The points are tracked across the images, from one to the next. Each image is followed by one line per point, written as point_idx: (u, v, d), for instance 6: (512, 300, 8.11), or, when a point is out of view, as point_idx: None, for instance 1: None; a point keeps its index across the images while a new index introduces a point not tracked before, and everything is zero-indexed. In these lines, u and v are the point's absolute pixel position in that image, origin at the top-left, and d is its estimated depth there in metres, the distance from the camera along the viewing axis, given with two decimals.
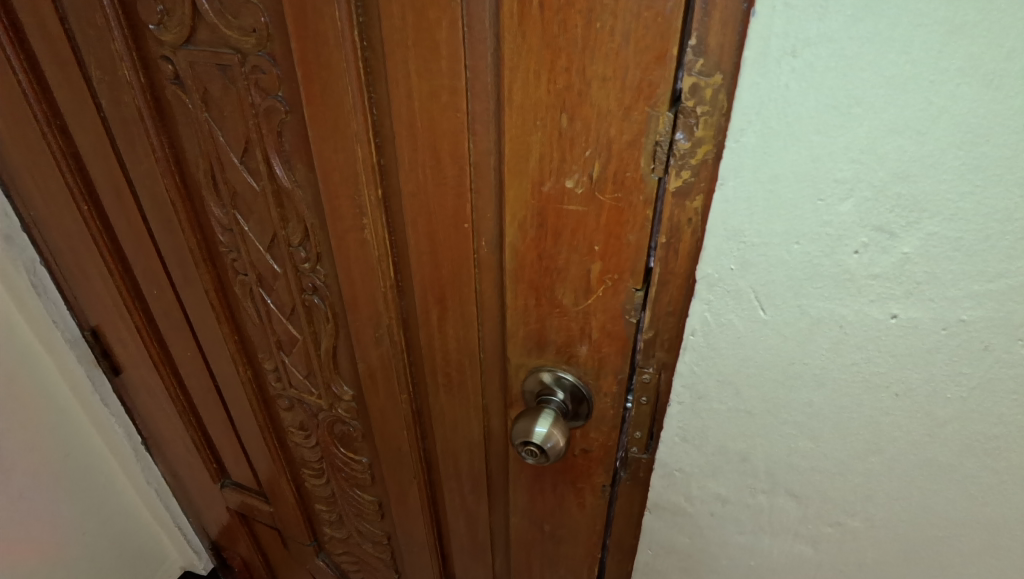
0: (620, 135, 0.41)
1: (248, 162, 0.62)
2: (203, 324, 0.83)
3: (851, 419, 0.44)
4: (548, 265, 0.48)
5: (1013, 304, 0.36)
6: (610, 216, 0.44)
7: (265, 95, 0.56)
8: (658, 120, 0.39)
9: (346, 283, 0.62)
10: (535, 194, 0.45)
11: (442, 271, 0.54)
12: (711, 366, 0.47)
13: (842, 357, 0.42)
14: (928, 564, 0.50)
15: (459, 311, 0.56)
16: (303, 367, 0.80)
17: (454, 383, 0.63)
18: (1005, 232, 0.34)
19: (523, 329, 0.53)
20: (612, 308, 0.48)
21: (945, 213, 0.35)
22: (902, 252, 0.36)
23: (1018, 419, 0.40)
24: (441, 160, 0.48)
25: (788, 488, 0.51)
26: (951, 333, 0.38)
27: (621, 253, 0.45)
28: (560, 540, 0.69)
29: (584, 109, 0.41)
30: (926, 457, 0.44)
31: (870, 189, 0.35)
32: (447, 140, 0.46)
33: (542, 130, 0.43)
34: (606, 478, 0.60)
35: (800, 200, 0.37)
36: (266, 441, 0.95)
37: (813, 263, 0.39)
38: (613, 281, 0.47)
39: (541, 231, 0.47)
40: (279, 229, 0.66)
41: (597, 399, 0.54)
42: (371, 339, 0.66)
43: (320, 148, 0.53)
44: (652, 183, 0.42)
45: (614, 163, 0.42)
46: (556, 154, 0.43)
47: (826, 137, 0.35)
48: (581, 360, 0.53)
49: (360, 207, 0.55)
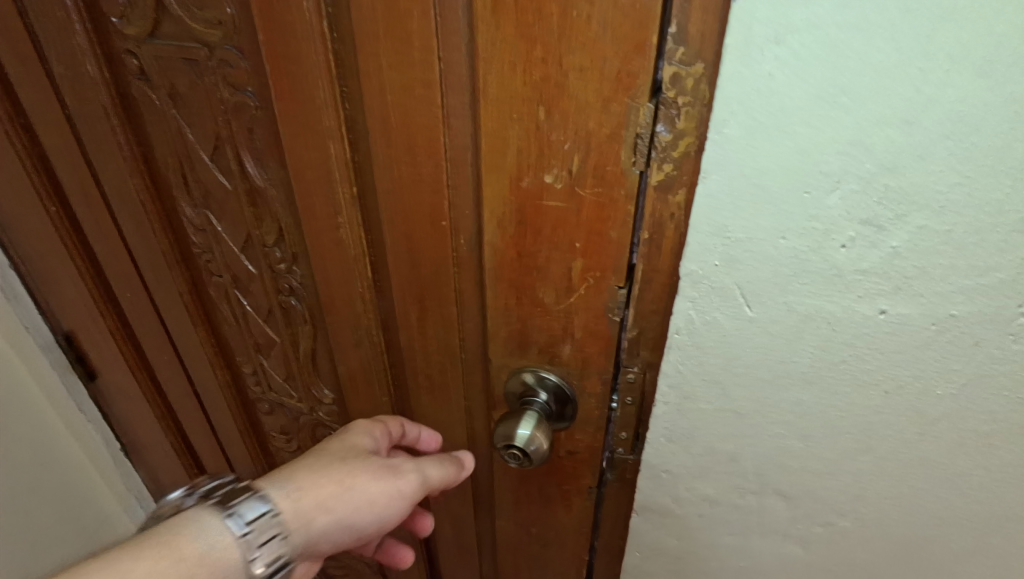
0: (600, 127, 0.39)
1: (219, 160, 0.60)
2: (178, 326, 0.80)
3: (840, 418, 0.43)
4: (528, 265, 0.47)
5: (1003, 297, 0.35)
6: (590, 212, 0.43)
7: (234, 89, 0.54)
8: (637, 112, 0.38)
9: (323, 285, 0.60)
10: (514, 190, 0.44)
11: (420, 273, 0.53)
12: (696, 366, 0.45)
13: (830, 355, 0.41)
14: (918, 562, 0.49)
15: (439, 312, 0.55)
16: (282, 371, 0.78)
17: (436, 387, 0.61)
18: (996, 225, 0.33)
19: (505, 330, 0.52)
20: (595, 307, 0.48)
21: (933, 207, 0.33)
22: (890, 246, 0.35)
23: (1009, 416, 0.39)
24: (417, 157, 0.46)
25: (776, 488, 0.50)
26: (941, 329, 0.37)
27: (604, 251, 0.44)
28: (547, 542, 0.68)
29: (562, 102, 0.39)
30: (916, 455, 0.43)
31: (857, 181, 0.34)
32: (421, 135, 0.45)
33: (520, 125, 0.41)
34: (593, 481, 0.59)
35: (786, 195, 0.36)
36: (246, 443, 0.93)
37: (800, 259, 0.38)
38: (595, 280, 0.46)
39: (521, 228, 0.45)
40: (253, 229, 0.64)
41: (582, 400, 0.53)
42: (351, 342, 0.64)
43: (291, 146, 0.51)
44: (634, 177, 0.41)
45: (593, 156, 0.41)
46: (534, 148, 0.42)
47: (811, 129, 0.33)
48: (564, 361, 0.52)
49: (335, 206, 0.53)
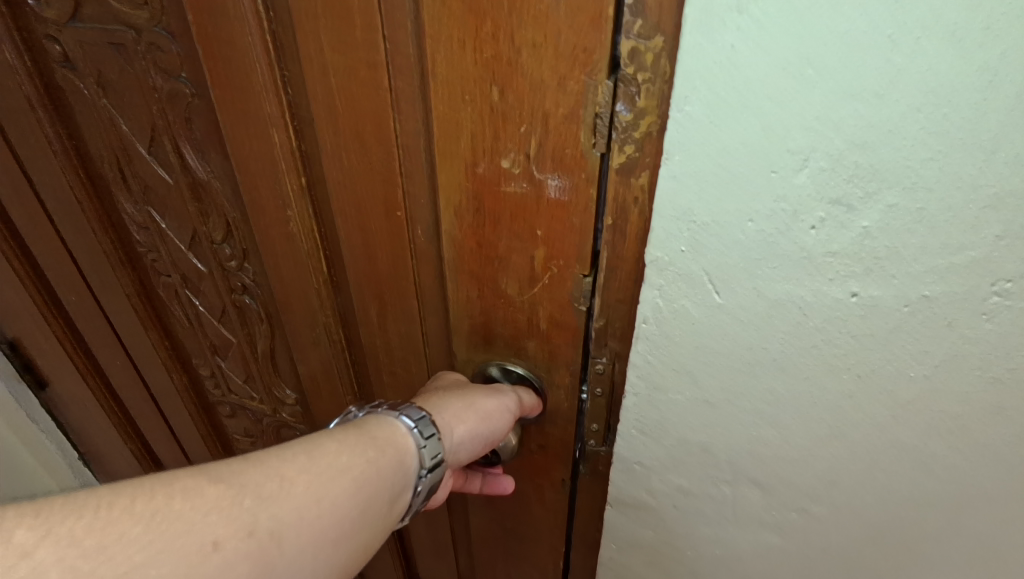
0: (557, 107, 0.37)
1: (157, 152, 0.56)
2: (127, 330, 0.76)
3: (812, 404, 0.42)
4: (488, 255, 0.45)
5: (976, 277, 0.34)
6: (550, 198, 0.41)
7: (166, 76, 0.50)
8: (595, 90, 0.36)
9: (276, 283, 0.57)
10: (470, 176, 0.42)
11: (377, 266, 0.50)
12: (664, 356, 0.44)
13: (801, 341, 0.39)
14: (892, 545, 0.49)
15: (399, 306, 0.52)
16: (241, 372, 0.75)
17: (401, 383, 0.59)
18: (968, 201, 0.31)
19: (468, 323, 0.50)
20: (560, 297, 0.46)
21: (904, 183, 0.32)
22: (860, 225, 0.34)
23: (983, 397, 0.38)
24: (367, 144, 0.43)
25: (750, 476, 0.49)
26: (912, 311, 0.36)
27: (566, 239, 0.42)
28: (523, 536, 0.67)
29: (515, 81, 0.37)
30: (890, 439, 0.42)
31: (825, 159, 0.32)
32: (368, 121, 0.42)
33: (472, 107, 0.39)
34: (566, 473, 0.58)
35: (752, 175, 0.34)
36: (208, 447, 0.89)
37: (768, 243, 0.36)
38: (558, 269, 0.44)
39: (479, 217, 0.43)
40: (199, 226, 0.60)
41: (551, 391, 0.52)
42: (309, 341, 0.61)
43: (232, 135, 0.47)
44: (594, 160, 0.38)
45: (551, 139, 0.38)
46: (489, 132, 0.39)
47: (776, 104, 0.31)
48: (531, 354, 0.50)
49: (282, 199, 0.50)
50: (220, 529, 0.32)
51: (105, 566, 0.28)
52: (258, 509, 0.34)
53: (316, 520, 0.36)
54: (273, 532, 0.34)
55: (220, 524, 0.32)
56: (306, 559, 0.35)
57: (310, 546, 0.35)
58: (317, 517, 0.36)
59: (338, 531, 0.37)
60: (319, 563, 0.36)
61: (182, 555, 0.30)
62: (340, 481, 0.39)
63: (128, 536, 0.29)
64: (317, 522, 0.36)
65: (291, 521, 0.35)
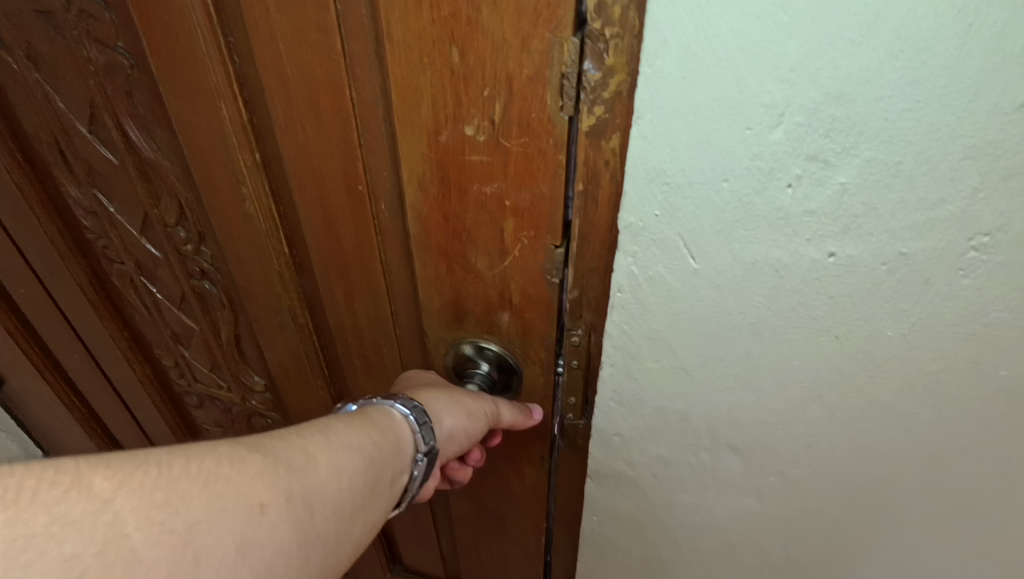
0: (520, 68, 0.35)
1: (98, 131, 0.53)
2: (83, 321, 0.72)
3: (790, 368, 0.42)
4: (456, 228, 0.43)
5: (954, 232, 0.33)
6: (518, 165, 0.39)
7: (102, 47, 0.46)
8: (561, 48, 0.33)
9: (236, 266, 0.54)
10: (432, 145, 0.39)
11: (341, 245, 0.48)
12: (641, 325, 0.43)
13: (779, 304, 0.38)
14: (869, 504, 0.49)
15: (366, 286, 0.50)
16: (206, 361, 0.72)
17: (372, 365, 0.58)
18: (947, 153, 0.31)
19: (438, 301, 0.48)
20: (532, 270, 0.44)
21: (882, 136, 0.31)
22: (837, 182, 0.33)
23: (958, 353, 0.38)
24: (322, 114, 0.41)
25: (729, 443, 0.48)
26: (890, 269, 0.35)
27: (536, 208, 0.40)
28: (505, 516, 0.66)
29: (476, 41, 0.34)
30: (867, 399, 0.42)
31: (801, 113, 0.31)
32: (322, 89, 0.39)
33: (431, 70, 0.36)
34: (545, 449, 0.57)
35: (725, 133, 0.32)
36: (178, 439, 0.87)
37: (743, 203, 0.35)
38: (529, 240, 0.42)
39: (444, 187, 0.41)
40: (150, 209, 0.57)
41: (526, 368, 0.50)
42: (275, 326, 0.59)
43: (177, 109, 0.44)
44: (563, 124, 0.36)
45: (516, 104, 0.36)
46: (450, 96, 0.37)
47: (750, 55, 0.30)
48: (504, 330, 0.48)
49: (236, 176, 0.47)
50: (265, 494, 0.33)
51: (172, 518, 0.29)
52: (295, 478, 0.36)
53: (339, 491, 0.38)
54: (305, 500, 0.35)
55: (262, 490, 0.34)
56: (332, 525, 0.37)
57: (335, 517, 0.37)
58: (337, 494, 0.38)
59: (356, 504, 0.39)
60: (342, 532, 0.38)
61: (238, 516, 0.32)
62: (353, 458, 0.40)
63: (187, 494, 0.31)
64: (341, 496, 0.38)
65: (319, 491, 0.36)
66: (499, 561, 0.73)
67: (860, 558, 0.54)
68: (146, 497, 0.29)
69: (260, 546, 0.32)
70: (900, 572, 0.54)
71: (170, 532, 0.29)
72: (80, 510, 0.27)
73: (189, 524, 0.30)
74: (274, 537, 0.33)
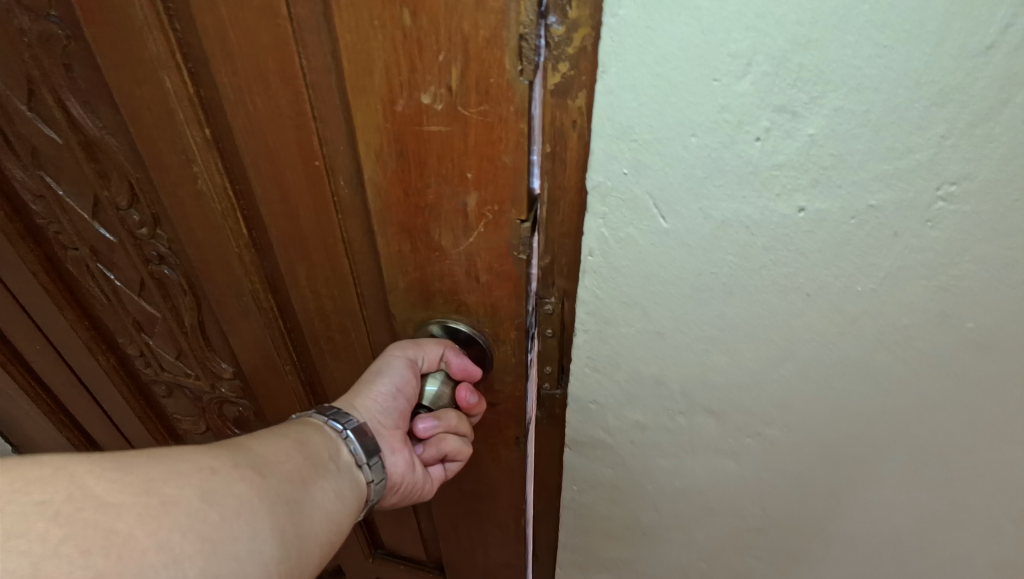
0: (477, 29, 0.32)
1: (39, 109, 0.50)
2: (40, 310, 0.70)
3: (763, 328, 0.42)
4: (417, 204, 0.40)
5: (922, 182, 0.33)
6: (478, 135, 0.36)
7: (34, 16, 0.43)
8: (518, 8, 0.31)
9: (191, 246, 0.53)
10: (388, 115, 0.36)
11: (300, 222, 0.46)
12: (613, 289, 0.42)
13: (750, 263, 0.38)
14: (842, 460, 0.50)
15: (328, 267, 0.49)
16: (172, 349, 0.70)
17: (341, 350, 0.56)
18: (914, 100, 0.30)
19: (403, 282, 0.45)
20: (499, 247, 0.41)
21: (849, 84, 0.30)
22: (806, 134, 0.32)
23: (926, 306, 0.38)
24: (269, 82, 0.38)
25: (705, 406, 0.48)
26: (860, 223, 0.35)
27: (499, 179, 0.38)
28: (483, 497, 0.63)
29: (427, 1, 0.32)
30: (839, 355, 0.42)
31: (768, 62, 0.30)
32: (266, 56, 0.37)
33: (381, 33, 0.33)
34: (519, 431, 0.54)
35: (692, 85, 0.32)
36: (149, 429, 0.85)
37: (712, 158, 0.34)
38: (494, 215, 0.40)
39: (403, 162, 0.38)
40: (100, 190, 0.54)
41: (497, 347, 0.47)
42: (238, 310, 0.57)
43: (117, 81, 0.42)
44: (523, 88, 0.34)
45: (474, 69, 0.33)
46: (404, 63, 0.34)
47: (715, 1, 0.29)
48: (472, 309, 0.46)
49: (186, 153, 0.45)
50: (212, 460, 0.36)
51: (129, 478, 0.32)
52: (236, 453, 0.39)
53: (282, 461, 0.41)
54: (253, 465, 0.38)
55: (209, 458, 0.37)
56: (287, 486, 0.40)
57: (286, 479, 0.40)
58: (281, 465, 0.41)
59: (305, 473, 0.42)
60: (296, 494, 0.40)
61: (192, 474, 0.34)
62: (284, 442, 0.43)
63: (136, 464, 0.33)
64: (284, 465, 0.41)
65: (262, 461, 0.40)
66: (478, 545, 0.70)
67: (835, 514, 0.55)
68: (98, 465, 0.32)
69: (222, 495, 0.35)
70: (873, 525, 0.55)
71: (130, 487, 0.31)
72: (36, 471, 0.29)
73: (146, 481, 0.32)
74: (233, 490, 0.36)
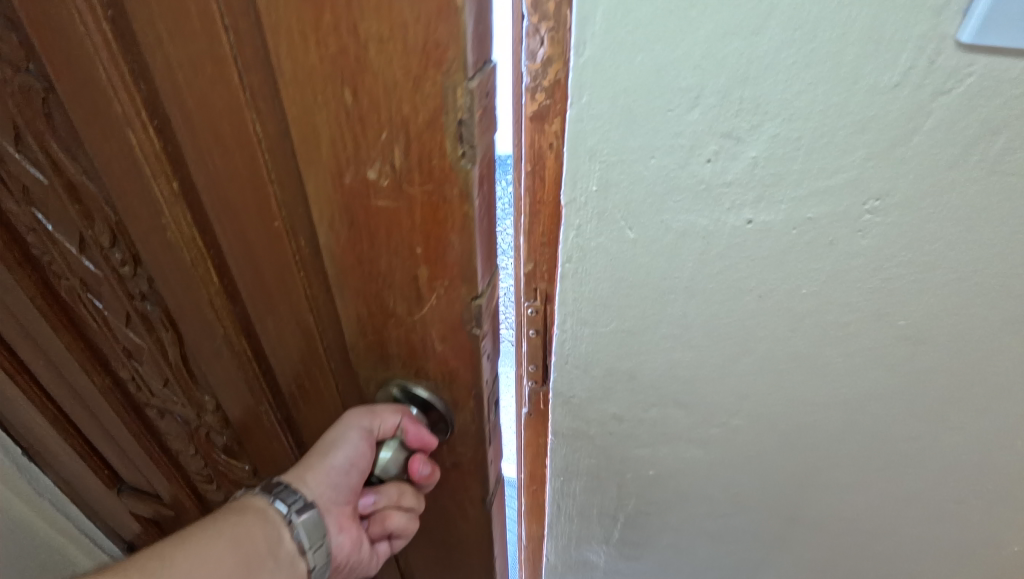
0: (415, 114, 0.35)
1: (27, 153, 0.53)
2: (35, 333, 0.72)
3: (723, 325, 0.46)
4: (370, 269, 0.45)
5: (850, 199, 0.38)
6: (423, 212, 0.40)
7: (16, 69, 0.46)
8: (454, 96, 0.34)
9: (167, 286, 0.56)
10: (339, 186, 0.40)
11: (264, 275, 0.50)
12: (588, 292, 0.47)
13: (709, 267, 0.43)
14: (801, 446, 0.54)
15: (293, 316, 0.52)
16: (159, 377, 0.72)
17: (310, 390, 0.60)
18: (839, 128, 0.35)
19: (364, 338, 0.50)
20: (449, 313, 0.45)
21: (783, 115, 0.35)
22: (749, 156, 0.37)
23: (864, 306, 0.43)
24: (233, 149, 0.42)
25: (675, 398, 0.53)
26: (801, 232, 0.40)
27: (443, 253, 0.41)
28: (456, 546, 0.67)
29: (367, 86, 0.35)
30: (791, 350, 0.47)
31: (714, 96, 0.35)
32: (228, 126, 0.41)
33: (326, 111, 0.37)
34: (482, 490, 0.59)
35: (650, 113, 0.36)
36: (142, 446, 0.87)
37: (669, 177, 0.39)
38: (442, 285, 0.43)
39: (354, 232, 0.43)
40: (85, 230, 0.57)
41: (457, 416, 0.52)
42: (214, 350, 0.60)
43: (94, 137, 0.46)
44: (462, 172, 0.37)
45: (415, 148, 0.37)
46: (350, 139, 0.38)
47: (667, 46, 0.34)
48: (429, 371, 0.50)
49: (156, 207, 0.49)
50: None
51: None
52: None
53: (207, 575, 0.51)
54: None
55: None
56: None
57: None
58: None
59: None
60: None
61: None
62: (219, 546, 0.52)
63: None
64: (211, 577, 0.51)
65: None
66: None
67: (797, 497, 0.59)
68: None
69: None
70: (832, 508, 0.60)
71: None
72: None
73: None
74: None
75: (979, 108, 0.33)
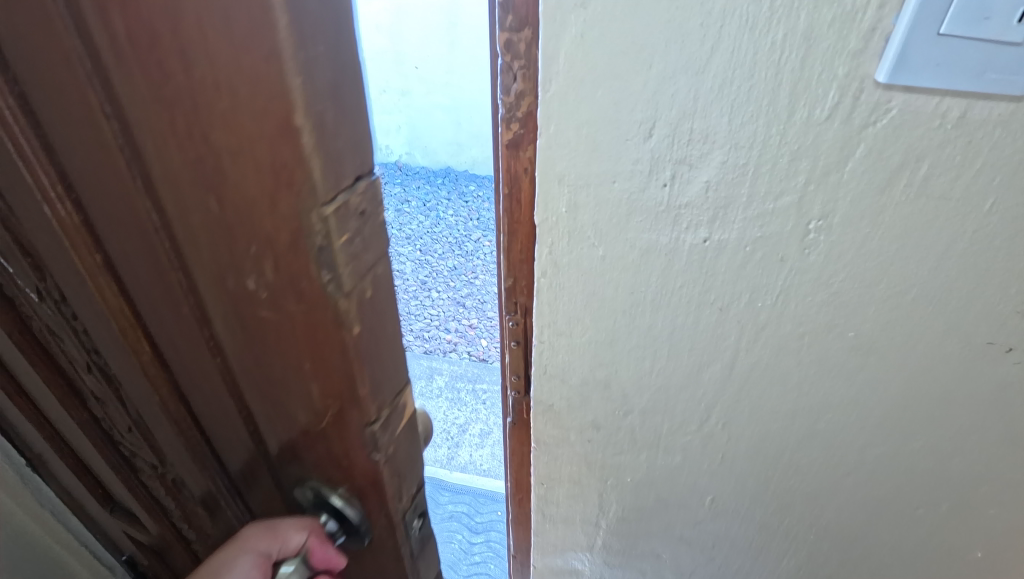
0: (278, 232, 0.34)
1: None
2: None
3: (689, 337, 0.50)
4: (267, 376, 0.43)
5: (795, 220, 0.42)
6: (304, 328, 0.39)
7: None
8: (317, 212, 0.33)
9: (113, 356, 0.45)
10: (224, 294, 0.38)
11: (188, 365, 0.43)
12: (562, 305, 0.50)
13: (672, 282, 0.47)
14: (770, 452, 0.57)
15: (223, 407, 0.45)
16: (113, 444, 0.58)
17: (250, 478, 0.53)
18: (780, 156, 0.39)
19: (273, 437, 0.47)
20: (347, 418, 0.44)
21: (730, 144, 0.39)
22: (702, 180, 0.41)
23: (816, 318, 0.46)
24: (131, 241, 0.36)
25: (649, 406, 0.56)
26: (753, 250, 0.44)
27: (332, 370, 0.41)
28: None
29: (233, 198, 0.33)
30: (752, 360, 0.50)
31: (667, 127, 0.39)
32: (120, 211, 0.35)
33: (200, 218, 0.34)
34: None
35: (611, 142, 0.40)
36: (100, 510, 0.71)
37: (631, 199, 0.43)
38: (335, 395, 0.43)
39: (246, 339, 0.40)
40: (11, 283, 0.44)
41: (372, 522, 0.52)
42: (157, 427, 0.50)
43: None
44: (334, 292, 0.36)
45: (284, 266, 0.35)
46: (226, 250, 0.35)
47: (623, 83, 0.38)
48: (335, 474, 0.49)
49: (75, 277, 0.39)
50: None
51: None
52: None
53: None
54: None
55: None
56: None
57: None
58: None
59: None
60: None
61: None
62: None
63: None
64: None
65: None
66: None
67: (770, 503, 0.62)
68: None
69: None
70: (802, 515, 0.63)
71: None
72: None
73: None
74: None
75: (901, 139, 0.37)
